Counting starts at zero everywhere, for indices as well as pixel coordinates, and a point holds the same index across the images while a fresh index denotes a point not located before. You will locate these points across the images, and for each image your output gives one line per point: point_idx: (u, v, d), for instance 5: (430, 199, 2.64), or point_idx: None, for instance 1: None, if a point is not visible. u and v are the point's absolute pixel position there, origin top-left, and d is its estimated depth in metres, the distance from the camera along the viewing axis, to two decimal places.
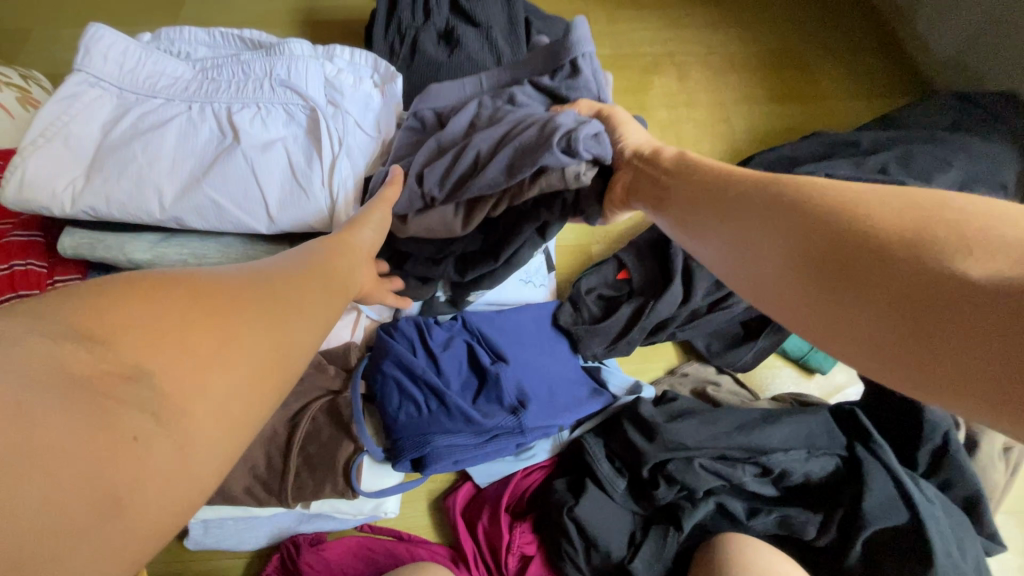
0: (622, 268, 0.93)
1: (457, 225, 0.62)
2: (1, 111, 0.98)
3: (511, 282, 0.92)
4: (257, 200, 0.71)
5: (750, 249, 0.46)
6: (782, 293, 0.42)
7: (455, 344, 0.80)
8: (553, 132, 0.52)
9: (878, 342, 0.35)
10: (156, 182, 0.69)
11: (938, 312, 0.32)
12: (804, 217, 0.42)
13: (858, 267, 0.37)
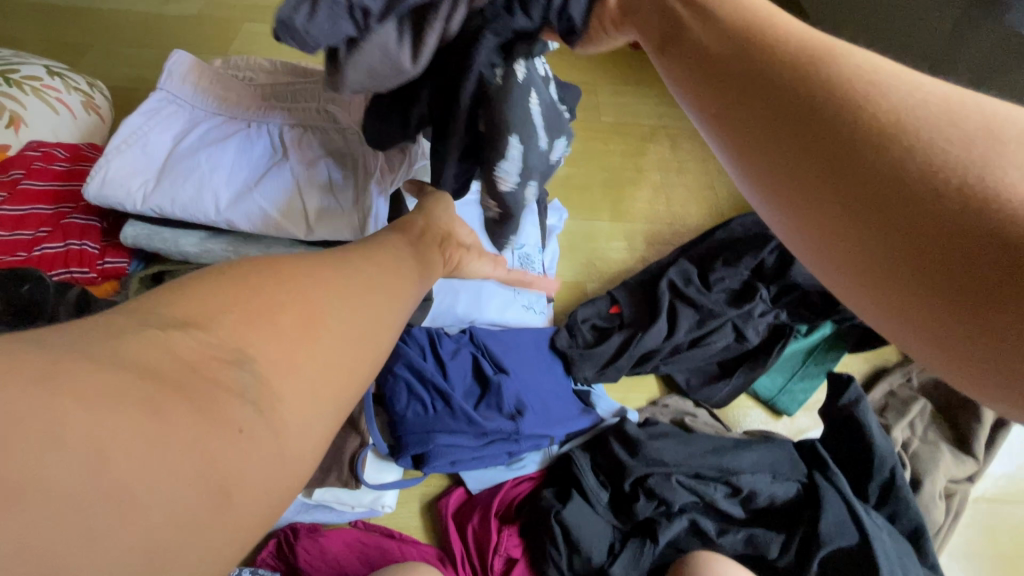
0: (614, 304, 1.03)
1: (405, 59, 0.48)
2: (65, 109, 1.09)
3: (513, 307, 1.02)
4: (301, 212, 0.79)
5: (763, 127, 0.35)
6: (797, 185, 0.33)
7: (462, 354, 0.88)
8: None
9: (882, 284, 0.29)
10: (214, 189, 0.78)
11: (939, 268, 0.27)
12: (827, 91, 0.32)
13: (907, 188, 0.28)
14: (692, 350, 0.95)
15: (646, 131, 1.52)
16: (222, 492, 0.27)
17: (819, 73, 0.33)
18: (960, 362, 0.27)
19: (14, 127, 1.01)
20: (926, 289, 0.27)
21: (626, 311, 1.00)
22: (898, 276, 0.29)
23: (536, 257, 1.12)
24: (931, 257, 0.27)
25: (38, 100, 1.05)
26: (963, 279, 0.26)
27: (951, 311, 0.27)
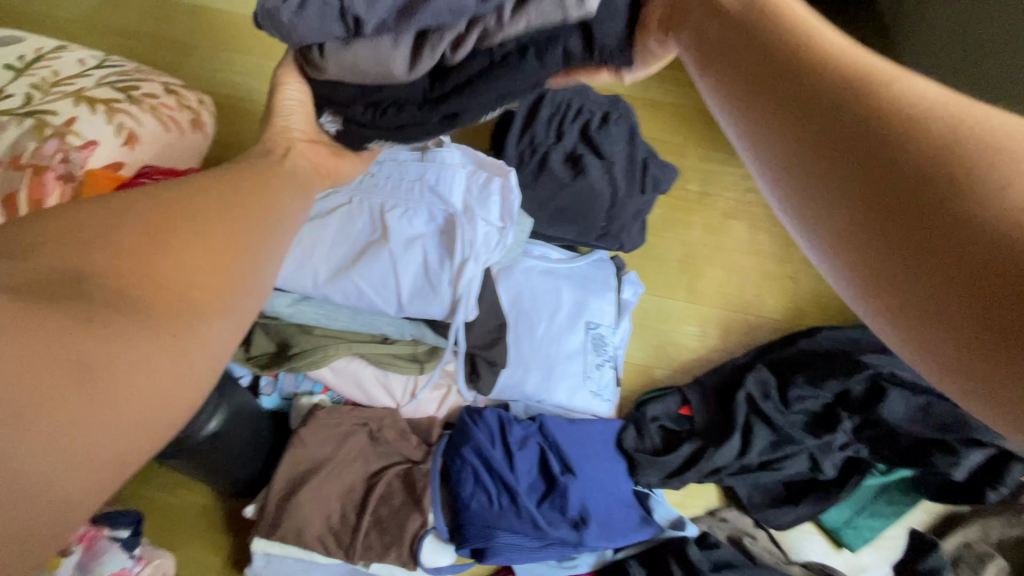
0: (685, 404, 1.01)
1: (393, 59, 0.48)
2: (175, 128, 1.13)
3: (582, 391, 1.00)
4: (394, 292, 0.79)
5: (812, 151, 0.36)
6: (848, 210, 0.33)
7: (530, 445, 0.88)
8: None
9: (927, 311, 0.30)
10: (314, 266, 0.79)
11: (984, 308, 0.27)
12: (883, 129, 0.33)
13: (950, 217, 0.29)
14: (762, 473, 0.93)
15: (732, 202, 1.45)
16: (83, 369, 0.32)
17: (868, 103, 0.34)
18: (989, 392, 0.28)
19: (127, 144, 1.02)
20: (978, 318, 0.28)
21: (698, 418, 0.97)
22: (947, 303, 0.29)
23: (612, 338, 1.07)
24: (976, 287, 0.28)
25: (153, 118, 1.08)
26: (1008, 306, 0.27)
27: (994, 344, 0.27)
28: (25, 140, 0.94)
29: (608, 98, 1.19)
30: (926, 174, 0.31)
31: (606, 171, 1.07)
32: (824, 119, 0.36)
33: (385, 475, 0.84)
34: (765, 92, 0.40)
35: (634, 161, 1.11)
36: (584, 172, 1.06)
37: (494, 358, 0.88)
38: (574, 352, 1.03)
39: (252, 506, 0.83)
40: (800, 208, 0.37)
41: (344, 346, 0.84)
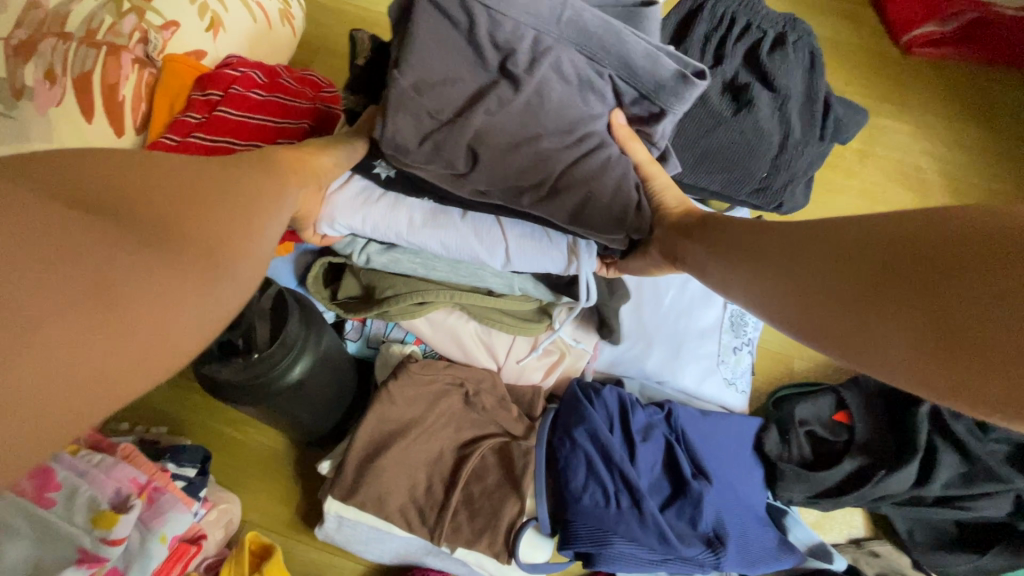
0: (841, 410, 0.81)
1: (457, 166, 0.52)
2: (264, 18, 0.98)
3: (714, 377, 0.83)
4: (500, 236, 0.60)
5: (768, 266, 0.42)
6: (807, 301, 0.37)
7: (654, 436, 0.71)
8: (624, 211, 0.55)
9: (908, 336, 0.30)
10: (410, 207, 0.60)
11: (972, 327, 0.27)
12: (830, 245, 0.36)
13: (894, 255, 0.32)
14: (941, 510, 0.74)
15: (891, 170, 1.22)
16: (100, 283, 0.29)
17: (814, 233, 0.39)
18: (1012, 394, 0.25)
19: (213, 31, 0.90)
20: (966, 315, 0.27)
21: (861, 430, 0.77)
22: (919, 324, 0.29)
23: (752, 317, 0.88)
24: (935, 294, 0.29)
25: (239, 2, 0.93)
26: (975, 308, 0.27)
27: (975, 342, 0.27)
28: (101, 13, 0.80)
29: (783, 14, 0.92)
30: (850, 236, 0.35)
31: (776, 108, 0.85)
32: (768, 245, 0.43)
33: (479, 447, 0.71)
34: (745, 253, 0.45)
35: (813, 99, 0.88)
36: (750, 106, 0.84)
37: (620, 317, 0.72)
38: (707, 330, 0.85)
39: (326, 461, 0.72)
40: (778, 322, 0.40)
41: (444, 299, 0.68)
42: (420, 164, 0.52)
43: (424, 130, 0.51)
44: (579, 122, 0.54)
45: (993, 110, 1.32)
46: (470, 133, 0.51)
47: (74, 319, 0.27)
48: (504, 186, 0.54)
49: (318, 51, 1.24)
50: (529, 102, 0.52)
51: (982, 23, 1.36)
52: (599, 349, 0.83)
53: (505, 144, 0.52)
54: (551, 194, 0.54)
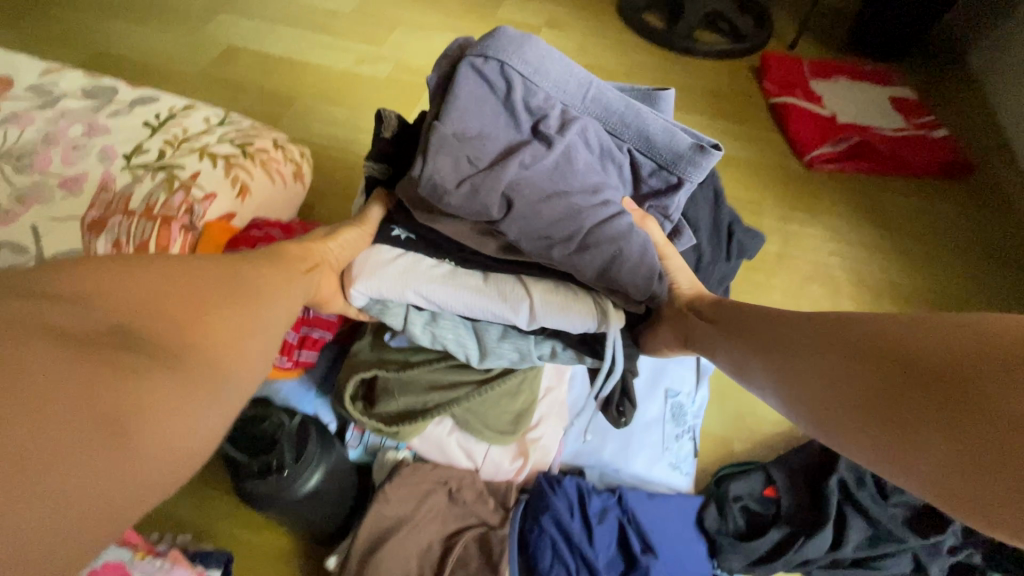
0: (770, 485, 0.96)
1: (494, 212, 0.66)
2: (281, 179, 1.22)
3: (660, 463, 0.98)
4: (523, 293, 0.72)
5: (795, 367, 0.55)
6: (842, 399, 0.49)
7: (609, 518, 0.86)
8: (647, 266, 0.69)
9: (914, 447, 0.43)
10: (444, 277, 0.73)
11: (992, 450, 0.38)
12: (867, 350, 0.49)
13: (901, 375, 0.45)
14: (859, 571, 0.86)
15: (807, 270, 1.44)
16: (116, 428, 0.38)
17: (854, 330, 0.52)
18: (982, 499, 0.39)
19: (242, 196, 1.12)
20: (944, 432, 0.41)
21: (786, 502, 0.92)
22: (925, 437, 0.42)
23: (690, 408, 1.05)
24: (941, 417, 0.41)
25: (262, 171, 1.17)
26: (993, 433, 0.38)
27: (994, 462, 0.37)
28: (157, 193, 1.04)
29: None
30: (863, 354, 0.49)
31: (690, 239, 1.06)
32: (795, 342, 0.57)
33: (462, 537, 0.84)
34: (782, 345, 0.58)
35: (719, 228, 1.09)
36: None
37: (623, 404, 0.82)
38: (652, 422, 1.02)
39: (333, 557, 0.84)
40: (812, 419, 0.52)
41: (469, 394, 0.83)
42: (457, 205, 0.66)
43: (463, 174, 0.65)
44: (599, 186, 0.70)
45: (886, 213, 1.59)
46: (504, 183, 0.65)
47: (96, 454, 0.37)
48: (532, 235, 0.67)
49: (323, 196, 1.50)
50: (557, 160, 0.68)
51: (865, 144, 1.69)
52: (564, 443, 0.99)
53: (539, 196, 0.66)
54: (583, 247, 0.68)
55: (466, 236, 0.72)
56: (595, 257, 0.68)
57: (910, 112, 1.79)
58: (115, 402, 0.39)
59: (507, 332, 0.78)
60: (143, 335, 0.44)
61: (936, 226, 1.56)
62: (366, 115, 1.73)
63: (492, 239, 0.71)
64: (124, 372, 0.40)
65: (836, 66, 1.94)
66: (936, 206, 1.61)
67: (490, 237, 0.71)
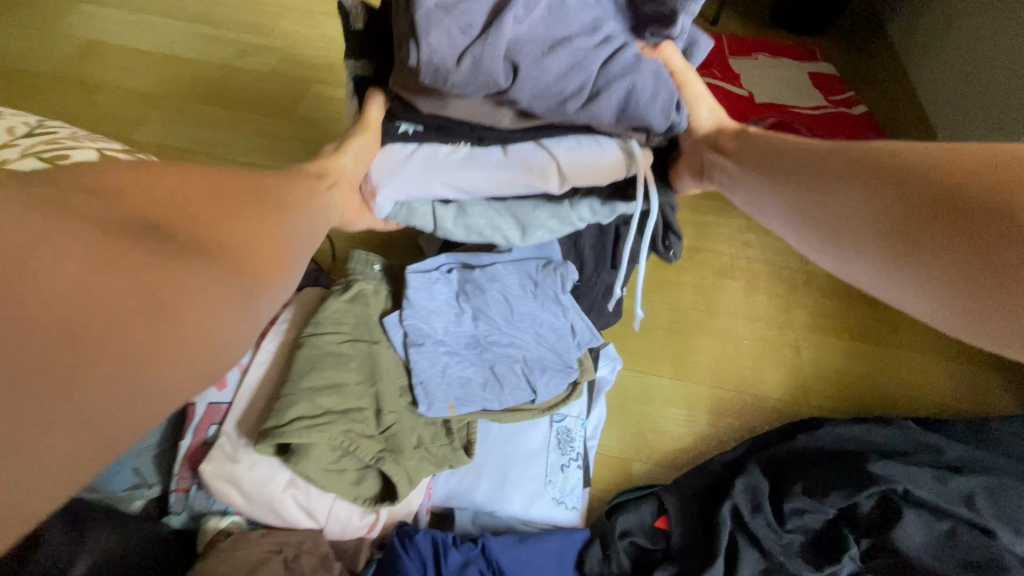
0: (661, 515, 0.86)
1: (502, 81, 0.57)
2: None
3: (541, 499, 0.87)
4: (548, 159, 0.68)
5: (823, 199, 0.55)
6: (859, 220, 0.51)
7: (468, 574, 0.75)
8: (668, 108, 0.61)
9: (933, 263, 0.45)
10: (467, 167, 0.69)
11: (995, 276, 0.41)
12: (901, 179, 0.49)
13: (924, 212, 0.46)
14: None
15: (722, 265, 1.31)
16: (155, 305, 0.37)
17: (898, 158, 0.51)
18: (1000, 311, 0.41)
19: None
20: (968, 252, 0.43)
21: (674, 535, 0.83)
22: (941, 252, 0.44)
23: (581, 432, 0.94)
24: (950, 242, 0.44)
25: None
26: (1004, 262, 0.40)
27: (991, 286, 0.41)
28: None
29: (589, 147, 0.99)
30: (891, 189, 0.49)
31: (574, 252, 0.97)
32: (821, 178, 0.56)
33: None
34: (811, 161, 0.58)
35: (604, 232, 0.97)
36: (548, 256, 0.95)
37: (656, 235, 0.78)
38: (534, 453, 0.90)
39: None
40: (826, 238, 0.54)
41: (401, 469, 0.79)
42: (461, 85, 0.57)
43: (460, 47, 0.55)
44: (598, 24, 0.61)
45: None
46: (504, 44, 0.56)
47: (115, 348, 0.34)
48: (544, 94, 0.59)
49: None
50: (549, 7, 0.59)
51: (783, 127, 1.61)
52: (433, 485, 0.88)
53: (541, 50, 0.58)
54: (594, 97, 0.60)
55: (476, 112, 0.63)
56: (620, 94, 0.60)
57: (828, 90, 1.72)
58: (162, 290, 0.37)
59: (539, 200, 0.76)
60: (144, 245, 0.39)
61: None
62: (246, 114, 1.56)
63: (507, 108, 0.63)
64: (156, 257, 0.39)
65: (755, 44, 1.84)
66: None
67: (505, 106, 0.63)
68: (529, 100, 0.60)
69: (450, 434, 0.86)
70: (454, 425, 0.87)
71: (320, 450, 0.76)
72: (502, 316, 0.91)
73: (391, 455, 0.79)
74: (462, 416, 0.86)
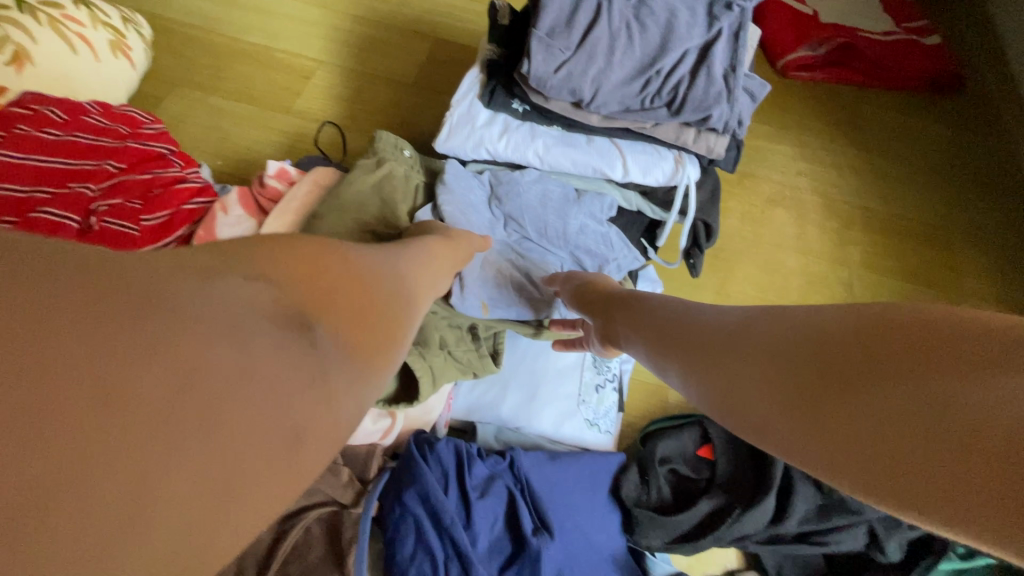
0: (705, 444, 0.78)
1: (628, 48, 0.69)
2: (88, 48, 0.89)
3: (573, 419, 0.78)
4: (616, 154, 0.77)
5: (713, 358, 0.41)
6: (779, 375, 0.35)
7: (495, 489, 0.66)
8: (732, 38, 0.71)
9: (844, 433, 0.29)
10: (547, 144, 0.78)
11: (924, 435, 0.25)
12: (793, 342, 0.35)
13: (822, 357, 0.32)
14: (801, 548, 0.70)
15: (765, 198, 1.21)
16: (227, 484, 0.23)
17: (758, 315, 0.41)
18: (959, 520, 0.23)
19: (17, 64, 0.82)
20: (903, 433, 0.26)
21: (721, 465, 0.74)
22: (841, 416, 0.30)
23: (618, 352, 0.84)
24: (872, 414, 0.28)
25: (53, 34, 0.85)
26: (930, 437, 0.25)
27: (923, 436, 0.25)
28: None
29: (702, 39, 0.71)
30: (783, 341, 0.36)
31: (643, 145, 0.78)
32: (695, 339, 0.45)
33: (303, 519, 0.64)
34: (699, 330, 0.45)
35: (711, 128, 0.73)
36: (612, 147, 0.77)
37: (708, 220, 0.83)
38: (568, 368, 0.81)
39: None
40: (732, 408, 0.38)
41: (426, 365, 0.69)
42: (604, 37, 0.69)
43: (573, 19, 0.69)
44: (661, 7, 0.71)
45: (866, 131, 1.34)
46: (601, 25, 0.69)
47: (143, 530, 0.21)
48: (645, 53, 0.70)
49: (177, 85, 1.16)
50: (635, 3, 0.71)
51: (850, 48, 1.40)
52: (454, 395, 0.79)
53: (630, 13, 0.70)
54: (679, 52, 0.70)
55: (620, 55, 0.69)
56: (695, 41, 0.70)
57: (900, 14, 1.49)
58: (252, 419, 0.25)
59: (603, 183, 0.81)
60: (326, 331, 0.30)
61: (924, 147, 1.33)
62: None
63: (631, 60, 0.69)
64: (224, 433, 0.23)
65: None
66: (925, 127, 1.36)
67: (628, 56, 0.69)
68: (631, 67, 0.70)
69: (476, 339, 0.75)
70: (480, 331, 0.76)
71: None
72: (538, 226, 0.78)
73: (418, 348, 0.69)
74: (490, 320, 0.75)
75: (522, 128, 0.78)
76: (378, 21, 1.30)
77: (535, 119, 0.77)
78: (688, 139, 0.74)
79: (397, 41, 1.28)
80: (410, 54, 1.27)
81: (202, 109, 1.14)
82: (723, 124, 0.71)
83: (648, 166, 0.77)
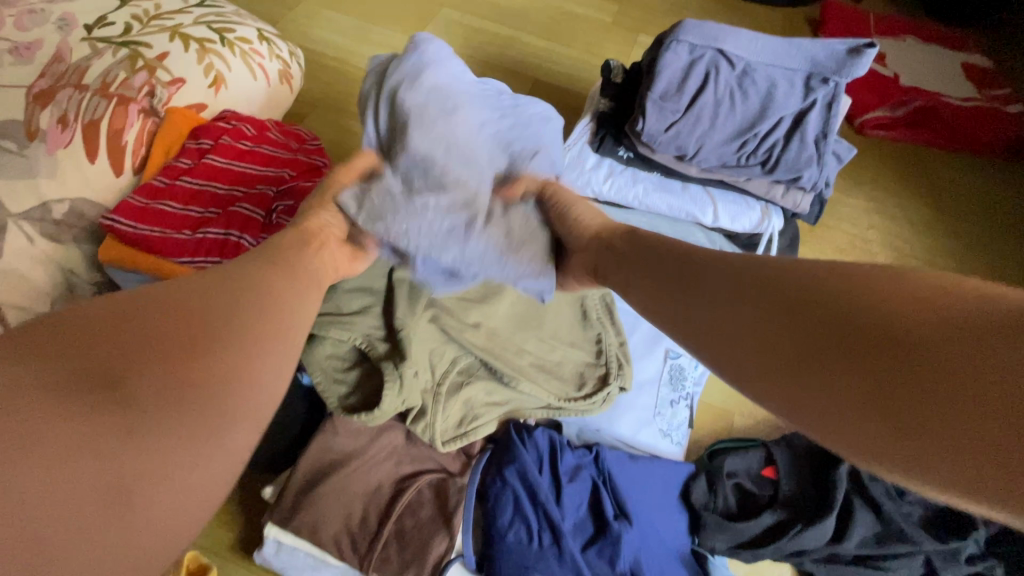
0: (770, 464, 0.84)
1: (732, 111, 0.81)
2: (263, 75, 1.08)
3: (648, 428, 0.87)
4: (709, 201, 0.88)
5: (729, 330, 0.42)
6: (806, 343, 0.37)
7: (581, 478, 0.76)
8: (825, 108, 0.82)
9: (888, 412, 0.32)
10: (646, 188, 0.89)
11: (961, 413, 0.30)
12: (826, 313, 0.37)
13: (868, 330, 0.35)
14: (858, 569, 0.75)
15: (836, 246, 1.28)
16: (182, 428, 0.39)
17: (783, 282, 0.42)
18: (963, 488, 0.29)
19: (215, 87, 1.00)
20: (950, 416, 0.30)
21: (785, 484, 0.81)
22: (882, 392, 0.33)
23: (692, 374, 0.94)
24: (916, 389, 0.32)
25: (242, 63, 1.05)
26: (979, 419, 0.29)
27: (966, 424, 0.29)
28: (116, 70, 0.91)
29: (798, 107, 0.81)
30: (761, 301, 0.42)
31: (732, 194, 0.88)
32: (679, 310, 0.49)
33: (417, 481, 0.75)
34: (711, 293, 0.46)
35: (798, 185, 0.83)
36: (706, 196, 0.88)
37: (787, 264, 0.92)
38: (646, 382, 0.90)
39: (272, 487, 0.77)
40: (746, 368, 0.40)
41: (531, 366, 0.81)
42: (711, 102, 0.80)
43: (685, 85, 0.81)
44: (762, 78, 0.82)
45: (940, 190, 1.39)
46: (709, 91, 0.81)
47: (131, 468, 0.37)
48: (746, 117, 0.81)
49: (315, 107, 1.35)
50: (739, 73, 0.83)
51: (930, 111, 1.46)
52: None
53: (734, 81, 0.82)
54: (777, 118, 0.81)
55: (724, 118, 0.81)
56: (790, 109, 0.81)
57: (984, 81, 1.54)
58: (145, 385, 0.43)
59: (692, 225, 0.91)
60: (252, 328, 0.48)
61: (1000, 211, 1.36)
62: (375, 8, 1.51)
63: (733, 122, 0.81)
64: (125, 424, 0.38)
65: (905, 21, 1.66)
66: (1004, 192, 1.39)
67: (731, 118, 0.81)
68: (731, 128, 0.81)
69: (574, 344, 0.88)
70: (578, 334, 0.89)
71: (505, 301, 0.84)
72: None
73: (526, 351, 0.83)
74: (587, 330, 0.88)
75: (625, 172, 0.89)
76: (488, 62, 1.47)
77: (639, 166, 0.88)
78: (775, 193, 0.85)
79: (505, 80, 1.44)
80: (515, 91, 1.43)
81: (335, 129, 1.32)
82: (809, 182, 0.82)
83: (736, 214, 0.87)
